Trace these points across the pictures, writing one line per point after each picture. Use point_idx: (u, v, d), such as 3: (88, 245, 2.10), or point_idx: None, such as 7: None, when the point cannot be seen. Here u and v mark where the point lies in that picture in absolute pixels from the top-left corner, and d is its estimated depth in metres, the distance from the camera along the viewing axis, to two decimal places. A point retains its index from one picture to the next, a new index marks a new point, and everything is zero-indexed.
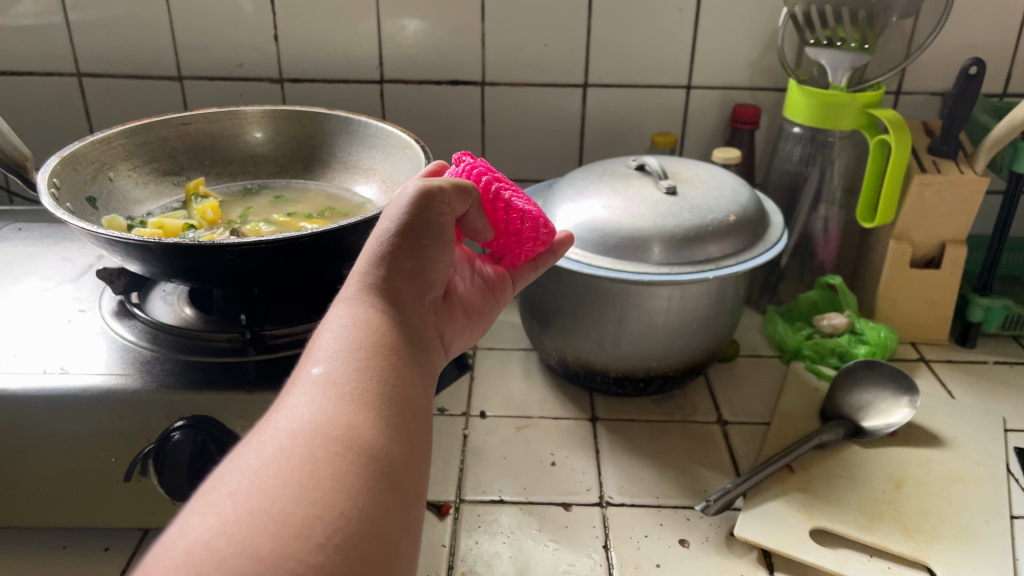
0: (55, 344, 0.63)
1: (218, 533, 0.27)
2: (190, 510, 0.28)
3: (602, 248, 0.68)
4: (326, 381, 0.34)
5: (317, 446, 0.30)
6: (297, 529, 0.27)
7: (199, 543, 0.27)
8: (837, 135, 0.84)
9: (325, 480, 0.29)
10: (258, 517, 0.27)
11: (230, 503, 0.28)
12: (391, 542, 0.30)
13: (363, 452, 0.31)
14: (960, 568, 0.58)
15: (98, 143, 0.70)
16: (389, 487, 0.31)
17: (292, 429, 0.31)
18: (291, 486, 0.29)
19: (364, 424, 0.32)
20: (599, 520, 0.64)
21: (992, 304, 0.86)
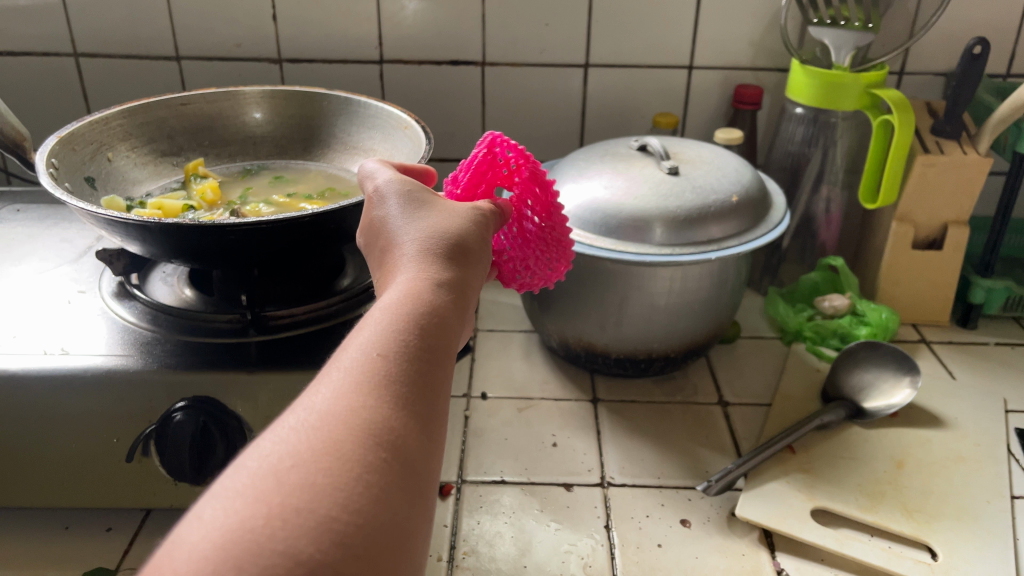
0: (55, 325, 0.63)
1: (256, 525, 0.25)
2: (225, 492, 0.26)
3: (604, 229, 0.67)
4: (375, 371, 0.32)
5: (366, 445, 0.28)
6: (338, 535, 0.25)
7: (236, 533, 0.24)
8: (840, 115, 0.83)
9: (369, 485, 0.27)
10: (301, 516, 0.25)
11: (273, 491, 0.26)
12: (413, 563, 0.28)
13: (405, 464, 0.29)
14: (961, 548, 0.58)
15: (96, 123, 0.70)
16: (420, 502, 0.29)
17: (336, 420, 0.29)
18: (334, 485, 0.27)
19: (410, 433, 0.30)
20: (601, 500, 0.64)
21: (994, 285, 0.86)
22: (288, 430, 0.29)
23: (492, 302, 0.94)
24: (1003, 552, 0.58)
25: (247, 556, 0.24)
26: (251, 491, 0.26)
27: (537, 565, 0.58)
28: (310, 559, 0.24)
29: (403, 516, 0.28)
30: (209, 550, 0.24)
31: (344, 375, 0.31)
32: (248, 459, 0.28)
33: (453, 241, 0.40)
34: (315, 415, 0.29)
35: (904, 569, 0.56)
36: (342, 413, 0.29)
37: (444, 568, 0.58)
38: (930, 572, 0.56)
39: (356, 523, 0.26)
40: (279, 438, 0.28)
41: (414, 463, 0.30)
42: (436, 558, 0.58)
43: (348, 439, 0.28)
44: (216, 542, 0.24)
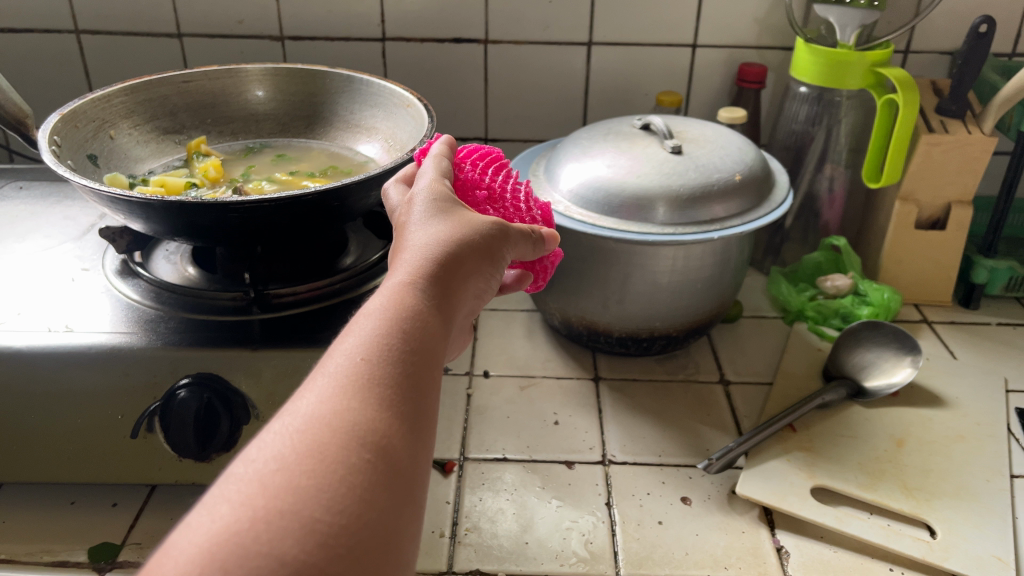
0: (59, 302, 0.63)
1: (242, 530, 0.25)
2: (213, 499, 0.27)
3: (606, 208, 0.67)
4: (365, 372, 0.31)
5: (351, 447, 0.28)
6: (320, 539, 0.26)
7: (223, 538, 0.25)
8: (844, 94, 0.83)
9: (352, 488, 0.27)
10: (284, 518, 0.26)
11: (259, 495, 0.26)
12: (402, 561, 0.28)
13: (391, 465, 0.29)
14: (959, 526, 0.58)
15: (99, 101, 0.70)
16: (410, 500, 0.29)
17: (321, 423, 0.29)
18: (318, 489, 0.27)
19: (397, 434, 0.30)
20: (602, 477, 0.64)
21: (996, 265, 0.86)
22: (274, 434, 0.29)
23: None
24: (1001, 531, 0.58)
25: (232, 561, 0.24)
26: (238, 496, 0.26)
27: (539, 542, 0.58)
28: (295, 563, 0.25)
29: (387, 517, 0.28)
30: (196, 556, 0.24)
31: (331, 376, 0.31)
32: (238, 465, 0.28)
33: (452, 240, 0.40)
34: (301, 418, 0.29)
35: (903, 546, 0.57)
36: (327, 416, 0.29)
37: (446, 544, 0.58)
38: (929, 549, 0.56)
39: (339, 526, 0.26)
40: (265, 443, 0.29)
41: (401, 465, 0.29)
42: (439, 534, 0.59)
43: (330, 443, 0.28)
44: (203, 547, 0.25)
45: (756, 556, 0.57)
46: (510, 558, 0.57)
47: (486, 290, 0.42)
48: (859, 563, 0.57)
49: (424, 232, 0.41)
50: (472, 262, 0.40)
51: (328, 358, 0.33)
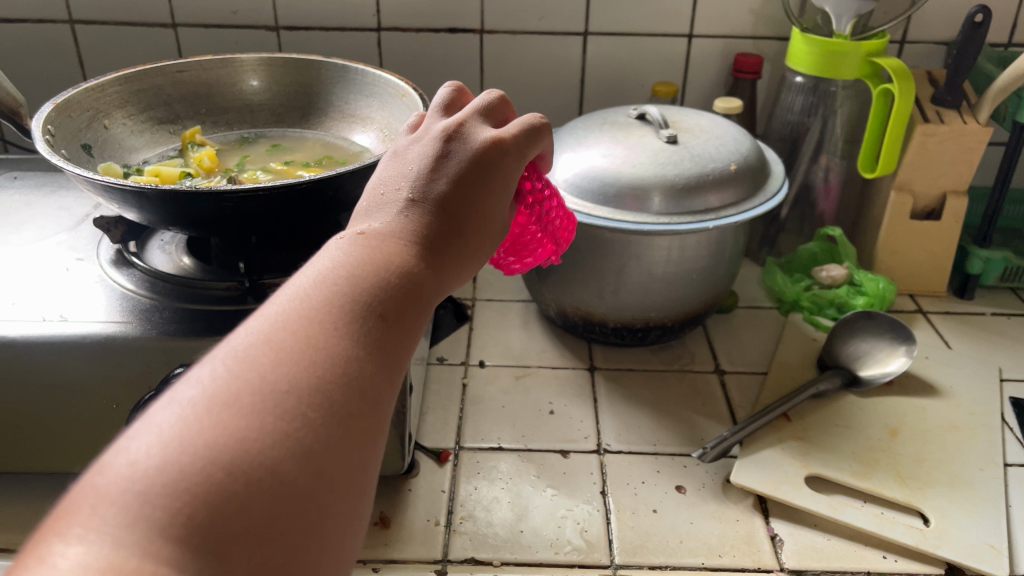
0: (53, 291, 0.63)
1: (212, 438, 0.26)
2: (188, 395, 0.27)
3: (602, 198, 0.67)
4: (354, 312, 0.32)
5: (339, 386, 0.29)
6: (288, 468, 0.26)
7: (194, 440, 0.25)
8: (840, 84, 0.83)
9: (339, 421, 0.28)
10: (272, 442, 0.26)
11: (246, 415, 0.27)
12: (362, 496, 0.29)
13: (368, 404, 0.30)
14: (952, 513, 0.59)
15: (92, 90, 0.69)
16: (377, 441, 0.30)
17: (304, 351, 0.29)
18: (294, 417, 0.27)
19: (378, 378, 0.31)
20: (597, 466, 0.65)
21: (991, 255, 0.86)
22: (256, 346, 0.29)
23: (491, 271, 0.94)
24: (994, 518, 0.58)
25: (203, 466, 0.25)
26: (211, 402, 0.27)
27: (534, 530, 0.58)
28: (259, 484, 0.25)
29: (351, 458, 0.29)
30: (166, 454, 0.25)
31: (319, 304, 0.31)
32: (216, 367, 0.28)
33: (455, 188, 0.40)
34: (289, 340, 0.30)
35: (896, 534, 0.57)
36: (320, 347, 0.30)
37: (441, 532, 0.58)
38: (922, 537, 0.57)
39: (306, 455, 0.27)
40: (245, 351, 0.29)
41: (370, 412, 0.30)
42: (434, 523, 0.59)
43: (313, 376, 0.29)
44: (173, 445, 0.25)
45: (751, 544, 0.57)
46: (505, 547, 0.57)
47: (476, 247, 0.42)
48: (853, 551, 0.57)
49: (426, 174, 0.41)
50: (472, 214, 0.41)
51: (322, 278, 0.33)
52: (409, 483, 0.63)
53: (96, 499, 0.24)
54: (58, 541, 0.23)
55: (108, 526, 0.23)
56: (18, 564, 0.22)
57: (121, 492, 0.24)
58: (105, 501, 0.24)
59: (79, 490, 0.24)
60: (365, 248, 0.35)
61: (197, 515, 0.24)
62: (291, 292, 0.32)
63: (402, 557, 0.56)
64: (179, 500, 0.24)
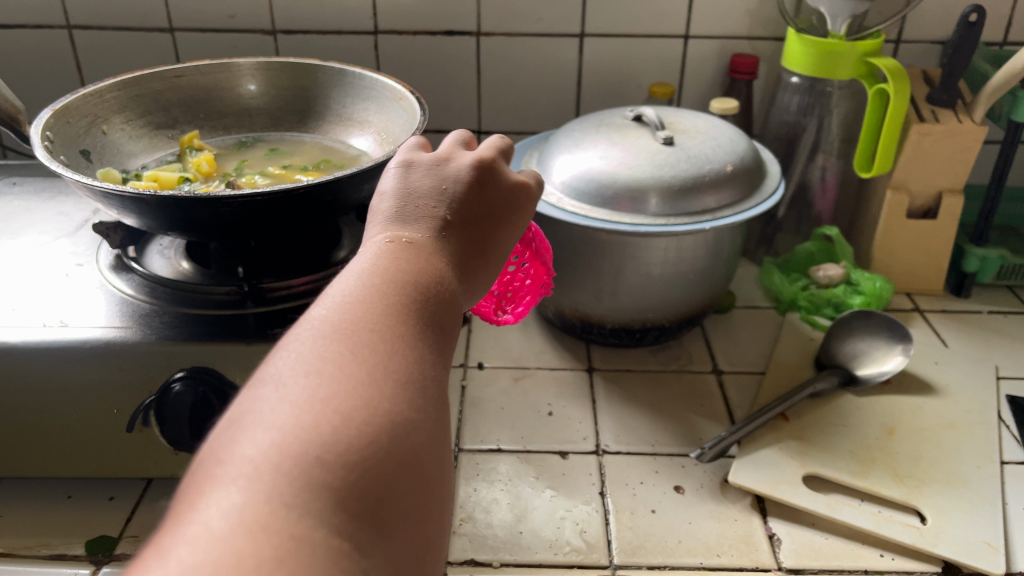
0: (54, 297, 0.63)
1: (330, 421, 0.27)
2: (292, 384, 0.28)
3: (599, 200, 0.68)
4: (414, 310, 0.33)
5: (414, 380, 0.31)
6: (389, 446, 0.28)
7: (306, 428, 0.27)
8: (836, 84, 0.83)
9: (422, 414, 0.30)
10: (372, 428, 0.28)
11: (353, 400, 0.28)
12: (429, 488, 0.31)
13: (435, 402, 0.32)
14: (949, 511, 0.59)
15: (91, 96, 0.69)
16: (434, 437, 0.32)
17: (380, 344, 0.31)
18: (386, 402, 0.29)
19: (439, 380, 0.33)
20: (596, 467, 0.65)
21: (988, 254, 0.86)
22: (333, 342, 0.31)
23: None
24: (991, 516, 0.59)
25: (319, 450, 0.26)
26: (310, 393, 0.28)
27: (533, 532, 0.59)
28: (370, 463, 0.27)
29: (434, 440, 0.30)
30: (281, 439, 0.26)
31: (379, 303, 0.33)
32: (302, 365, 0.29)
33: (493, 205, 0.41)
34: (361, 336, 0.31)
35: (893, 533, 0.57)
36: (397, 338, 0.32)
37: None
38: (919, 535, 0.57)
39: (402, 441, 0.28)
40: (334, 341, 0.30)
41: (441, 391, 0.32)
42: None
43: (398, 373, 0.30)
44: (284, 436, 0.26)
45: (749, 544, 0.58)
46: (505, 549, 0.57)
47: None
48: (850, 550, 0.57)
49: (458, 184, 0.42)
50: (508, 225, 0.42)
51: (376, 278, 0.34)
52: None
53: (220, 496, 0.25)
54: (193, 523, 0.24)
55: (243, 504, 0.24)
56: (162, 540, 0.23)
57: (249, 477, 0.25)
58: (227, 496, 0.25)
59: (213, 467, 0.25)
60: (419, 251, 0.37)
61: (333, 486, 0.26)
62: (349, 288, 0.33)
63: None
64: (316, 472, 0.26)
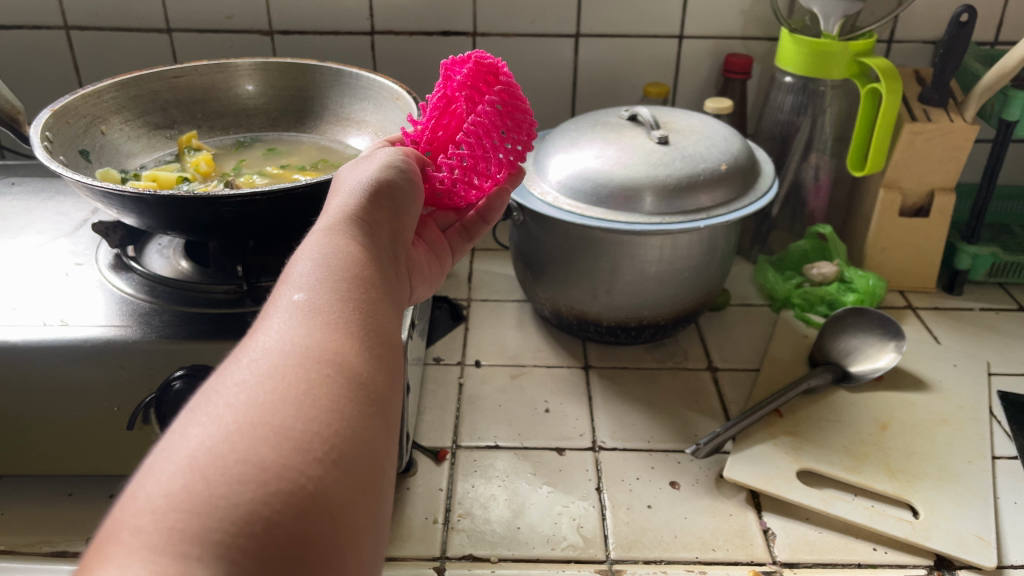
0: (54, 296, 0.64)
1: (203, 455, 0.25)
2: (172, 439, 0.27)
3: (594, 199, 0.68)
4: (304, 308, 0.32)
5: (309, 368, 0.29)
6: (295, 442, 0.26)
7: (201, 450, 0.26)
8: (829, 83, 0.84)
9: (322, 400, 0.28)
10: (259, 429, 0.26)
11: (230, 414, 0.27)
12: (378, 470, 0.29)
13: (352, 381, 0.30)
14: (941, 505, 0.60)
15: (89, 96, 0.70)
16: (371, 411, 0.30)
17: (290, 350, 0.30)
18: (284, 401, 0.28)
19: (357, 364, 0.31)
20: (592, 463, 0.66)
21: (979, 252, 0.87)
22: (238, 366, 0.30)
23: (485, 271, 0.95)
24: (982, 509, 0.59)
25: (212, 461, 0.25)
26: (218, 416, 0.27)
27: (531, 527, 0.59)
28: (259, 478, 0.25)
29: (365, 418, 0.29)
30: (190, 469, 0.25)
31: (284, 313, 0.32)
32: (205, 396, 0.29)
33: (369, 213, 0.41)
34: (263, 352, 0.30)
35: (886, 526, 0.58)
36: (282, 345, 0.30)
37: (440, 530, 0.59)
38: (912, 529, 0.58)
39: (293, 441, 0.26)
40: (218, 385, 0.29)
41: (342, 380, 0.30)
42: (432, 521, 0.60)
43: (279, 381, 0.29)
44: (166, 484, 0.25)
45: (744, 538, 0.58)
46: (503, 544, 0.58)
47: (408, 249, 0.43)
48: (844, 544, 0.58)
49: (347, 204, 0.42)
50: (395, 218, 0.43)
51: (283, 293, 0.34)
52: (407, 482, 0.64)
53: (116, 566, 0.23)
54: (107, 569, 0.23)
55: (148, 544, 0.23)
56: None
57: (151, 513, 0.24)
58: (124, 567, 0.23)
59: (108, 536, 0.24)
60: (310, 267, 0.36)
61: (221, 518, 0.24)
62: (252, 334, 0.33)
63: (401, 555, 0.57)
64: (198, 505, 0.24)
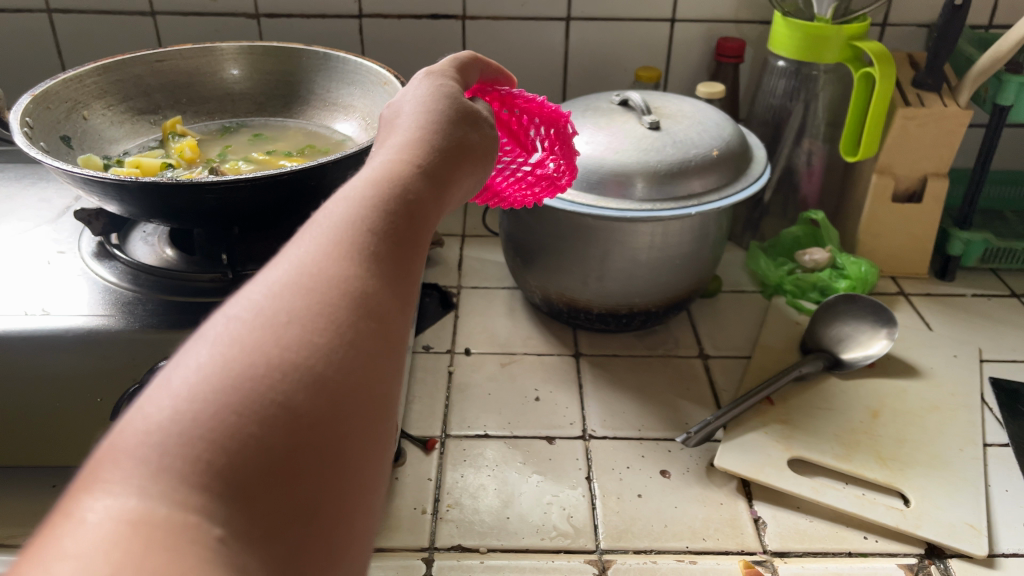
0: (36, 284, 0.63)
1: (229, 384, 0.23)
2: (208, 341, 0.24)
3: (585, 185, 0.67)
4: (361, 225, 0.29)
5: (352, 305, 0.26)
6: (322, 395, 0.24)
7: (227, 376, 0.23)
8: (822, 67, 0.83)
9: (356, 350, 0.26)
10: (289, 370, 0.24)
11: (266, 339, 0.24)
12: (384, 434, 0.27)
13: (385, 330, 0.27)
14: (932, 493, 0.59)
15: (70, 81, 0.68)
16: (393, 366, 0.28)
17: (337, 277, 0.27)
18: (325, 344, 0.25)
19: (394, 306, 0.28)
20: (582, 451, 0.65)
21: (972, 237, 0.86)
22: (278, 275, 0.26)
23: (475, 258, 0.94)
24: (973, 498, 0.59)
25: (235, 399, 0.22)
26: (248, 335, 0.24)
27: (521, 517, 0.59)
28: (278, 432, 0.23)
29: (387, 377, 0.27)
30: (197, 391, 0.22)
31: (344, 222, 0.29)
32: (240, 302, 0.25)
33: (453, 129, 0.37)
34: (300, 269, 0.27)
35: (876, 515, 0.58)
36: (332, 267, 0.27)
37: (428, 520, 0.59)
38: (902, 517, 0.57)
39: (322, 393, 0.24)
40: (259, 290, 0.26)
41: (379, 328, 0.27)
42: (421, 511, 0.59)
43: (323, 311, 0.26)
44: (182, 405, 0.22)
45: (734, 527, 0.58)
46: (492, 534, 0.57)
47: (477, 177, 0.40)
48: (835, 532, 0.58)
49: (423, 111, 0.38)
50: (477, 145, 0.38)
51: (327, 203, 0.30)
52: (395, 472, 0.63)
53: (106, 491, 0.20)
54: (95, 494, 0.20)
55: (149, 474, 0.21)
56: (30, 550, 0.19)
57: (159, 436, 0.21)
58: (113, 494, 0.20)
59: (110, 444, 0.22)
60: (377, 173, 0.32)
61: (220, 462, 0.22)
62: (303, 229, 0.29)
63: (389, 546, 0.57)
64: (207, 442, 0.22)
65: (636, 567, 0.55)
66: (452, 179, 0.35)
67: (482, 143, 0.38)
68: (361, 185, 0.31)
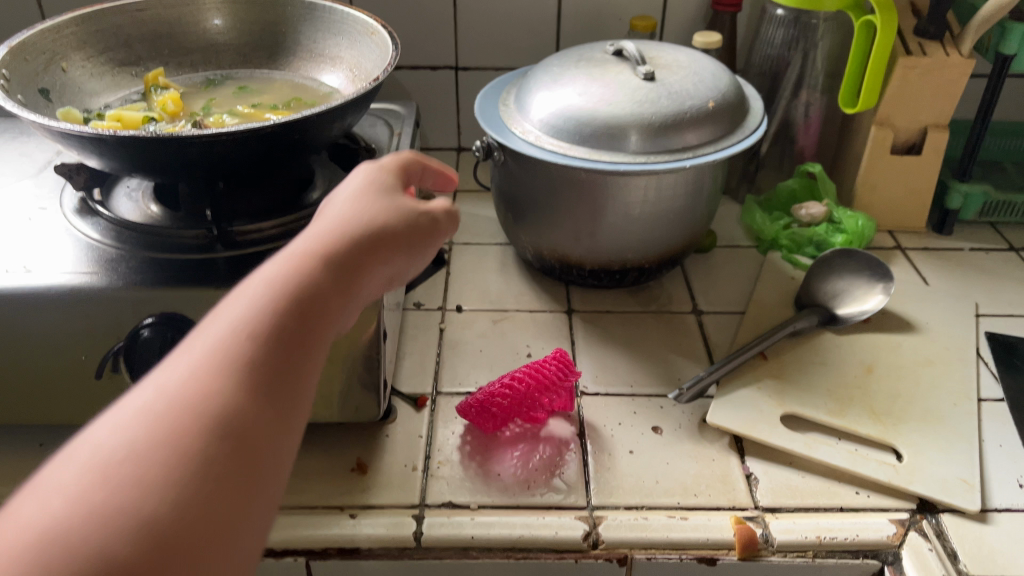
0: (17, 240, 0.62)
1: (90, 505, 0.27)
2: (77, 460, 0.29)
3: (577, 138, 0.66)
4: (231, 358, 0.33)
5: (208, 434, 0.31)
6: (170, 498, 0.28)
7: (82, 496, 0.27)
8: (821, 16, 0.81)
9: (212, 476, 0.30)
10: (132, 481, 0.28)
11: (115, 462, 0.29)
12: (250, 527, 0.30)
13: (241, 438, 0.32)
14: (924, 448, 0.59)
15: (47, 31, 0.66)
16: (257, 480, 0.32)
17: (187, 405, 0.31)
18: (183, 477, 0.29)
19: (255, 425, 0.33)
20: (574, 408, 0.65)
21: (971, 190, 0.85)
22: (124, 411, 0.31)
23: (467, 214, 0.93)
24: (967, 453, 0.59)
25: (93, 516, 0.27)
26: (99, 457, 0.29)
27: (512, 474, 0.58)
28: (138, 536, 0.27)
29: (251, 499, 0.31)
30: (57, 509, 0.27)
31: (212, 351, 0.33)
32: (96, 431, 0.30)
33: (354, 234, 0.42)
34: (162, 398, 0.31)
35: (869, 471, 0.57)
36: (188, 395, 0.31)
37: (419, 477, 0.58)
38: (895, 473, 0.57)
39: (182, 508, 0.28)
40: (122, 423, 0.30)
41: (236, 450, 0.31)
42: (412, 468, 0.59)
43: (172, 435, 0.30)
44: (50, 524, 0.26)
45: (726, 483, 0.58)
46: (483, 490, 0.57)
47: (390, 278, 0.45)
48: (827, 488, 0.58)
49: (329, 220, 0.43)
50: (382, 253, 0.43)
51: (210, 324, 0.35)
52: (386, 429, 0.62)
53: None
54: None
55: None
56: None
57: (9, 554, 0.26)
58: None
59: None
60: (262, 291, 0.36)
61: (62, 568, 0.25)
62: (173, 364, 0.33)
63: (379, 503, 0.56)
64: (63, 545, 0.26)
65: (627, 523, 0.54)
66: (348, 288, 0.40)
67: (388, 244, 0.43)
68: (239, 312, 0.35)
